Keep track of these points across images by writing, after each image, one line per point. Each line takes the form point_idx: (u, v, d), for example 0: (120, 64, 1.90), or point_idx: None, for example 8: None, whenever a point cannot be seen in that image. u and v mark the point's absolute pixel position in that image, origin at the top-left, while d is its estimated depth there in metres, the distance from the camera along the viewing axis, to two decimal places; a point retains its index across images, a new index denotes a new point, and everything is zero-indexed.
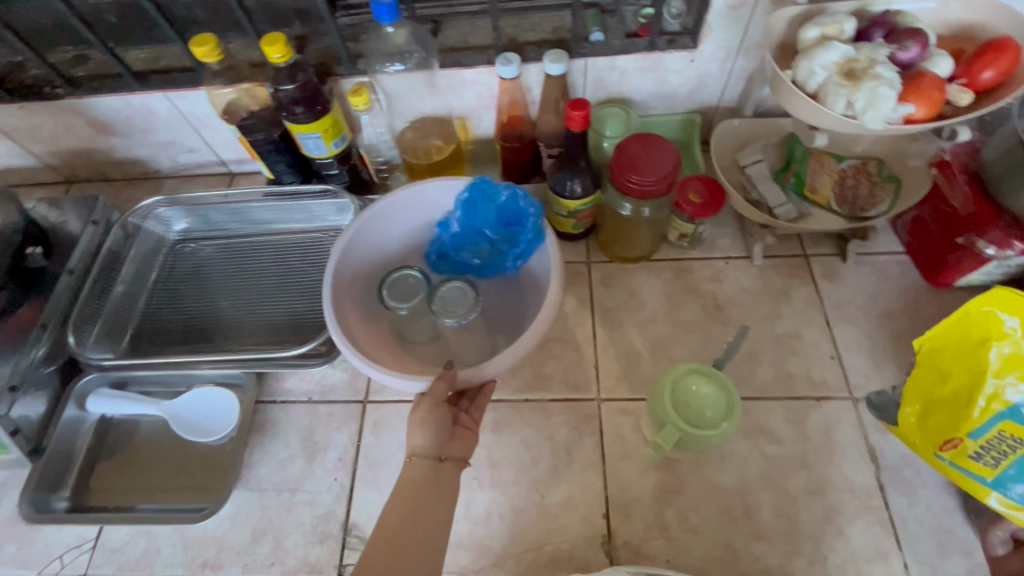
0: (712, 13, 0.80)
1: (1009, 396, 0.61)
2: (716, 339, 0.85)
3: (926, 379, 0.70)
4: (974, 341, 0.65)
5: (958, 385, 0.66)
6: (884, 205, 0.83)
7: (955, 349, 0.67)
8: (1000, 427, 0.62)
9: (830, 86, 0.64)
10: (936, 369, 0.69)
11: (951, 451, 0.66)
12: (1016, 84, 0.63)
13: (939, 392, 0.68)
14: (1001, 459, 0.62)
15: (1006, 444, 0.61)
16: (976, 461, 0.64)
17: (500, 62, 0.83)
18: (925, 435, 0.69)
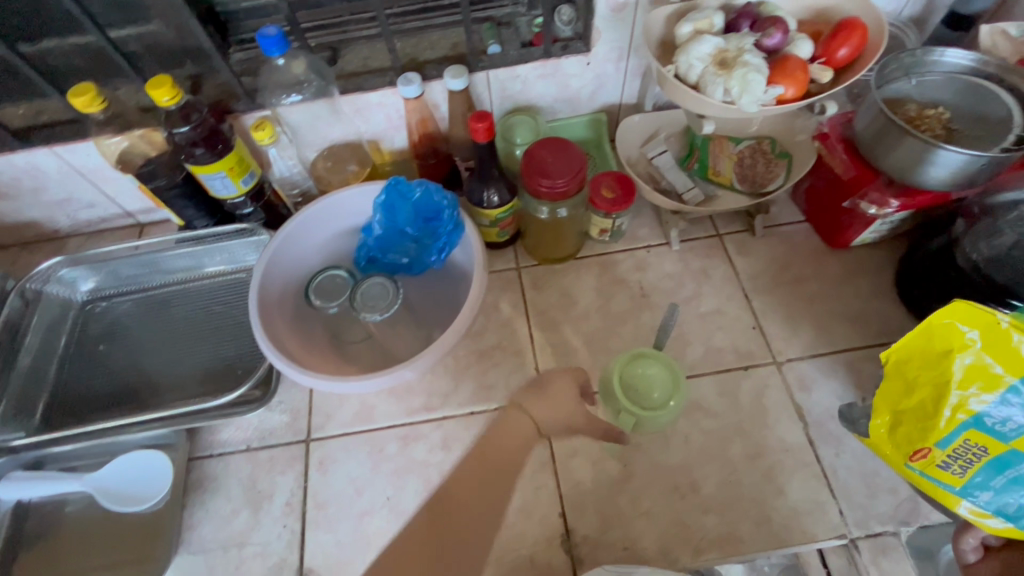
0: (598, 17, 0.84)
1: (973, 407, 0.55)
2: (646, 325, 0.88)
3: (894, 390, 0.64)
4: (937, 353, 0.58)
5: (923, 397, 0.60)
6: (780, 179, 0.89)
7: (920, 361, 0.61)
8: (966, 436, 0.56)
9: (708, 77, 0.68)
10: (903, 381, 0.63)
11: (919, 461, 0.61)
12: (868, 59, 0.69)
13: (905, 403, 0.62)
14: (968, 467, 0.57)
15: (972, 453, 0.56)
16: (945, 470, 0.59)
17: (401, 82, 0.84)
18: (895, 445, 0.64)
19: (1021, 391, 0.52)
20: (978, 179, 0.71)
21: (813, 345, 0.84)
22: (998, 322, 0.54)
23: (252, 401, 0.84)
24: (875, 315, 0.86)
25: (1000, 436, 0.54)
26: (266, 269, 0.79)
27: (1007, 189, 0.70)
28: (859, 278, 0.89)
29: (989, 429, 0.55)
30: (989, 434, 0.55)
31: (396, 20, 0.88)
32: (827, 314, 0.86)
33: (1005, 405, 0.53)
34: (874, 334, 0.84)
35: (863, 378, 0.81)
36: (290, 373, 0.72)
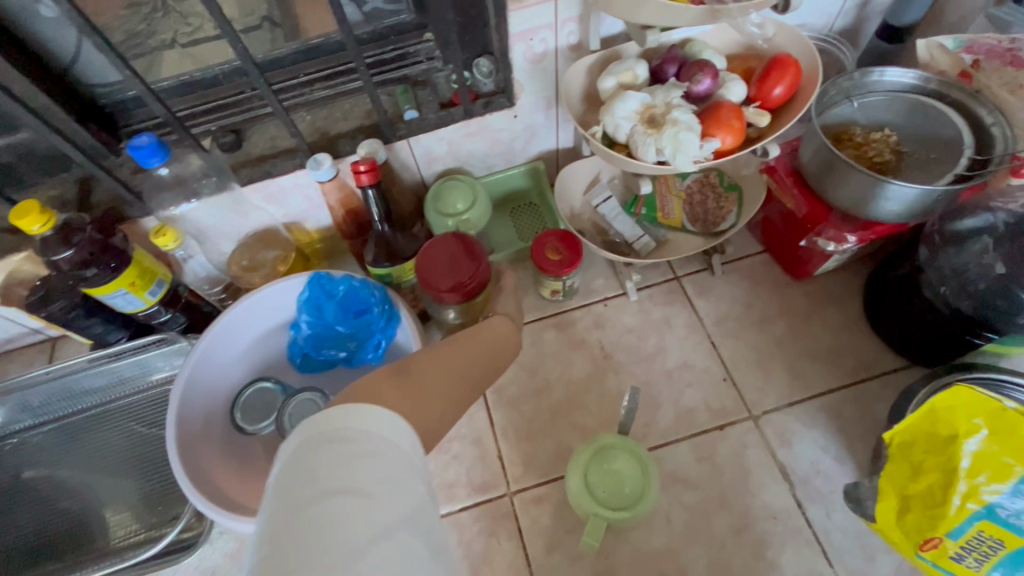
0: (516, 71, 0.78)
1: (986, 496, 0.54)
2: (612, 391, 0.82)
3: (898, 474, 0.61)
4: (942, 438, 0.58)
5: (931, 481, 0.58)
6: (732, 216, 0.84)
7: (926, 445, 0.59)
8: (980, 528, 0.54)
9: (637, 137, 0.62)
10: (908, 464, 0.60)
11: (932, 552, 0.57)
12: (806, 95, 0.64)
13: (913, 487, 0.59)
14: (984, 560, 0.55)
15: (986, 545, 0.54)
16: (959, 561, 0.56)
17: (311, 166, 0.76)
18: (903, 532, 0.60)
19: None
20: (936, 208, 0.67)
21: (789, 392, 0.79)
22: (1002, 407, 0.56)
23: (187, 544, 0.76)
24: (848, 349, 0.81)
25: (1015, 529, 0.53)
26: (184, 392, 0.71)
27: (963, 216, 0.67)
28: (827, 309, 0.84)
29: (1003, 521, 0.53)
30: (1005, 527, 0.53)
31: (302, 91, 0.79)
32: (799, 354, 0.81)
33: (1017, 495, 0.53)
34: (850, 371, 0.79)
35: (844, 423, 0.76)
36: (217, 517, 0.64)
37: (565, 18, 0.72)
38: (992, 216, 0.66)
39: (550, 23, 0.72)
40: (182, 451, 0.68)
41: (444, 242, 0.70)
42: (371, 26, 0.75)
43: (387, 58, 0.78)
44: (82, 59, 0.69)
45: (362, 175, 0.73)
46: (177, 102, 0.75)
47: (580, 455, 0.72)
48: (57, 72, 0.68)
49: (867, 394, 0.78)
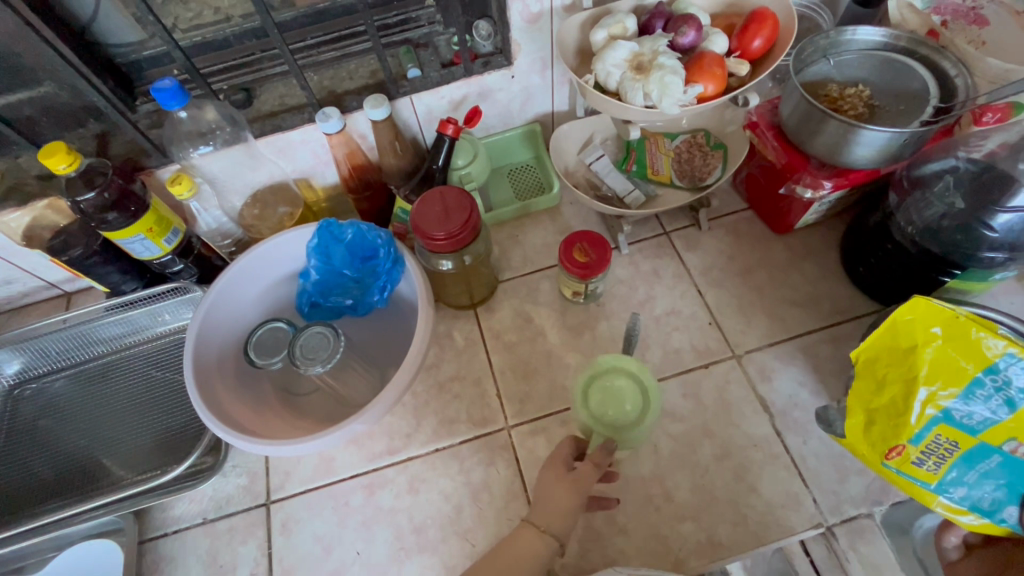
0: (514, 31, 0.82)
1: (942, 401, 0.58)
2: (604, 335, 0.86)
3: (865, 389, 0.66)
4: (903, 349, 0.62)
5: (894, 394, 0.62)
6: (718, 170, 0.89)
7: (889, 358, 0.64)
8: (937, 431, 0.59)
9: (626, 83, 0.67)
10: (874, 379, 0.65)
11: (896, 459, 0.62)
12: (781, 48, 0.69)
13: (877, 401, 0.64)
14: (942, 463, 0.59)
15: (944, 447, 0.59)
16: (921, 466, 0.61)
17: (319, 118, 0.80)
18: (870, 444, 0.64)
19: (982, 383, 0.57)
20: (904, 154, 0.71)
21: (770, 333, 0.84)
22: (960, 319, 0.59)
23: (201, 474, 0.80)
24: (826, 295, 0.86)
25: (969, 429, 0.58)
26: (201, 330, 0.76)
27: (930, 161, 0.73)
28: (807, 259, 0.89)
29: (958, 423, 0.58)
30: (960, 429, 0.58)
31: (309, 53, 0.83)
32: (780, 300, 0.86)
33: (969, 398, 0.57)
34: (827, 315, 0.84)
35: (820, 360, 0.81)
36: (233, 440, 0.69)
37: None
38: (954, 160, 0.72)
39: None
40: (198, 381, 0.72)
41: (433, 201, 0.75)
42: None
43: (389, 23, 0.84)
44: (100, 19, 0.74)
45: (450, 126, 0.83)
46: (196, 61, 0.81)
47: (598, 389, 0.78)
48: (75, 30, 0.73)
49: (841, 335, 0.83)
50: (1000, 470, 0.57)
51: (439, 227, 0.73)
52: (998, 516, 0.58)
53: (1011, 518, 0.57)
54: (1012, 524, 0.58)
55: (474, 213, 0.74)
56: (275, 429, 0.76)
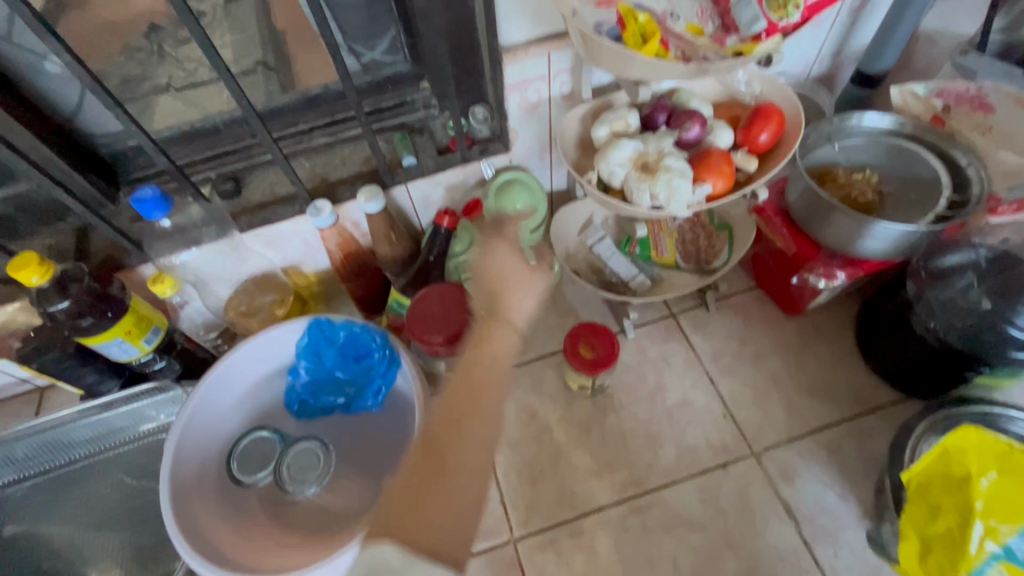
0: (511, 118, 0.81)
1: (1003, 536, 0.54)
2: (613, 430, 0.81)
3: (917, 515, 0.60)
4: (957, 478, 0.58)
5: (951, 522, 0.57)
6: (725, 252, 0.86)
7: (943, 485, 0.59)
8: (1000, 569, 0.54)
9: (631, 183, 0.64)
10: (925, 505, 0.60)
11: None
12: (790, 142, 0.67)
13: (932, 528, 0.58)
14: None
15: None
16: None
17: (311, 213, 0.78)
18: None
19: None
20: (919, 246, 0.69)
21: (790, 427, 0.79)
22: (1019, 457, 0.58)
23: None
24: (845, 383, 0.82)
25: None
26: (179, 446, 0.70)
27: (948, 253, 0.69)
28: (821, 343, 0.86)
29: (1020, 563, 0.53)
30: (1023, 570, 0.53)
31: (301, 138, 0.81)
32: (797, 389, 0.82)
33: None
34: (848, 406, 0.80)
35: (845, 457, 0.76)
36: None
37: (558, 70, 0.76)
38: (975, 252, 0.68)
39: (544, 75, 0.76)
40: (176, 507, 0.66)
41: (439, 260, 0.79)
42: (370, 76, 0.79)
43: (385, 108, 0.82)
44: (83, 112, 0.70)
45: (446, 217, 0.83)
46: (180, 150, 0.77)
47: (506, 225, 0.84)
48: (56, 125, 0.68)
49: (865, 428, 0.78)
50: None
51: (439, 330, 0.69)
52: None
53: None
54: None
55: (475, 310, 0.71)
56: (259, 551, 0.69)
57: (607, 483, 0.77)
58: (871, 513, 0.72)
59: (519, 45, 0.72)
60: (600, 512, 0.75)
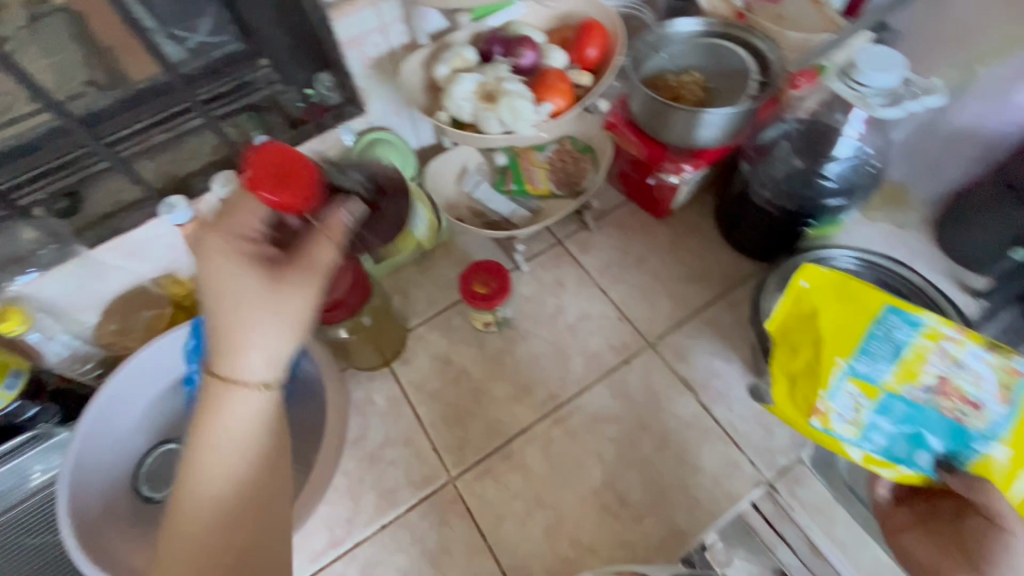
0: (357, 78, 0.80)
1: (846, 354, 0.52)
2: (525, 357, 0.86)
3: (784, 357, 0.59)
4: (807, 314, 0.57)
5: (808, 356, 0.55)
6: (592, 173, 0.93)
7: (797, 323, 0.58)
8: (850, 385, 0.51)
9: (479, 114, 0.66)
10: (789, 345, 0.58)
11: (819, 418, 0.53)
12: (614, 55, 0.72)
13: (796, 365, 0.57)
14: (857, 418, 0.51)
15: (857, 402, 0.51)
16: (840, 422, 0.52)
17: (165, 211, 0.74)
18: (796, 408, 0.56)
19: (877, 335, 0.52)
20: (744, 127, 0.78)
21: (676, 314, 0.87)
22: (864, 286, 0.55)
23: None
24: (714, 266, 0.92)
25: (872, 378, 0.51)
26: (74, 490, 0.65)
27: (766, 128, 0.79)
28: (690, 236, 0.95)
29: (864, 376, 0.51)
30: (868, 381, 0.51)
31: (139, 138, 0.74)
32: (677, 281, 0.91)
33: (869, 352, 0.51)
34: (720, 284, 0.90)
35: (724, 328, 0.86)
36: None
37: (391, 20, 0.75)
38: (786, 123, 0.78)
39: (377, 27, 0.75)
40: (85, 544, 0.63)
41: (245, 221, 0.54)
42: (200, 61, 0.73)
43: (224, 90, 0.76)
44: None
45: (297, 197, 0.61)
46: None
47: None
48: None
49: (737, 300, 0.88)
50: (923, 415, 0.50)
51: (324, 296, 0.69)
52: (917, 462, 0.50)
53: (964, 460, 0.48)
54: (942, 466, 0.50)
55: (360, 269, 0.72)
56: None
57: (527, 405, 0.81)
58: (752, 368, 0.82)
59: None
60: (526, 432, 0.79)
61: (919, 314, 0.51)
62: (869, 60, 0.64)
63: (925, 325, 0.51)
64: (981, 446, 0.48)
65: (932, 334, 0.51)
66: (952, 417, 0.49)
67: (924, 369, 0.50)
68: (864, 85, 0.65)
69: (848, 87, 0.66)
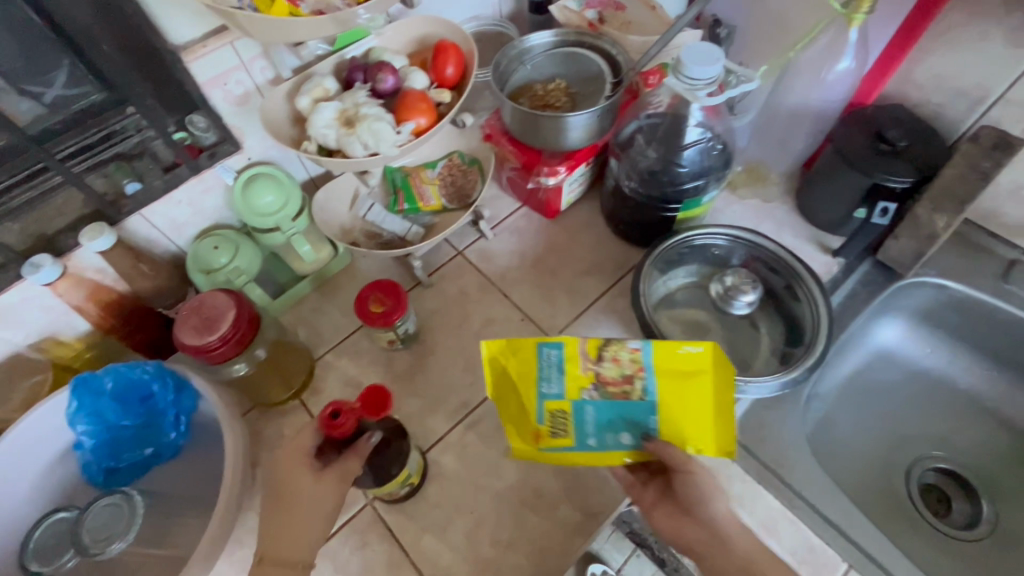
0: (227, 116, 0.80)
1: (545, 375, 0.63)
2: (434, 369, 0.87)
3: (513, 410, 0.64)
4: (508, 375, 0.64)
5: (517, 403, 0.64)
6: (479, 184, 0.96)
7: (501, 382, 0.65)
8: (551, 404, 0.63)
9: (342, 140, 0.68)
10: (508, 396, 0.65)
11: (543, 441, 0.62)
12: (470, 72, 0.77)
13: (512, 412, 0.64)
14: (572, 424, 0.63)
15: (560, 416, 0.62)
16: (559, 437, 0.62)
17: (29, 272, 0.71)
18: (527, 441, 0.63)
19: (549, 367, 0.63)
20: (606, 125, 0.84)
21: (574, 307, 0.92)
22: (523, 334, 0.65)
23: None
24: (606, 257, 0.97)
25: (558, 397, 0.63)
26: None
27: (625, 126, 0.86)
28: (582, 232, 0.99)
29: (556, 395, 0.63)
30: (558, 400, 0.63)
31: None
32: (573, 276, 0.95)
33: (547, 380, 0.63)
34: (612, 273, 0.95)
35: (619, 314, 0.91)
36: None
37: (250, 57, 0.76)
38: (639, 121, 0.85)
39: (238, 65, 0.76)
40: None
41: (305, 453, 0.62)
42: (59, 115, 0.70)
43: (93, 142, 0.74)
44: None
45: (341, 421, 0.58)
46: None
47: (262, 218, 0.84)
48: None
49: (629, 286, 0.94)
50: (598, 412, 0.63)
51: (207, 336, 0.68)
52: (627, 441, 0.63)
53: (652, 426, 0.62)
54: (649, 434, 0.62)
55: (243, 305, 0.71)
56: None
57: (440, 416, 0.83)
58: None
59: (196, 41, 0.72)
60: (441, 442, 0.81)
61: (559, 342, 0.63)
62: (691, 56, 0.71)
63: (564, 353, 0.63)
64: (653, 411, 0.62)
65: (568, 364, 0.63)
66: (619, 402, 0.62)
67: (583, 379, 0.63)
68: (693, 79, 0.72)
69: (678, 80, 0.73)
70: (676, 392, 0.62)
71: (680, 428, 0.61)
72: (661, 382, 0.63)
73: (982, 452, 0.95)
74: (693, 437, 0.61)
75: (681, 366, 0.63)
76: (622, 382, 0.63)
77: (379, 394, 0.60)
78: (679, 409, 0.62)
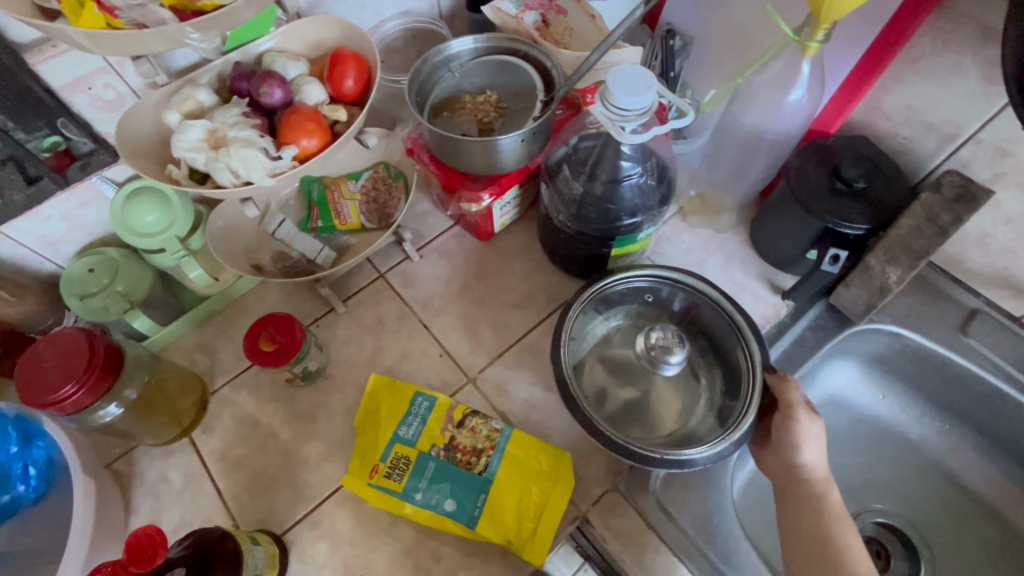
0: (100, 123, 0.70)
1: (407, 422, 0.76)
2: (338, 408, 0.80)
3: (367, 440, 0.76)
4: (377, 412, 0.77)
5: (372, 435, 0.76)
6: (401, 203, 0.86)
7: (372, 413, 0.78)
8: (397, 449, 0.74)
9: (210, 166, 0.60)
10: (369, 430, 0.77)
11: (376, 476, 0.73)
12: (373, 85, 0.68)
13: (365, 443, 0.76)
14: (404, 473, 0.73)
15: (400, 461, 0.74)
16: (391, 479, 0.73)
17: None
18: (360, 474, 0.74)
19: (415, 414, 0.76)
20: (535, 150, 0.75)
21: (498, 344, 0.84)
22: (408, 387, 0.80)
23: None
24: (539, 288, 0.89)
25: (410, 442, 0.75)
26: None
27: (556, 150, 0.78)
28: (516, 257, 0.91)
29: (407, 441, 0.75)
30: (407, 445, 0.74)
31: None
32: (502, 307, 0.87)
33: (408, 423, 0.76)
34: (543, 307, 0.87)
35: (546, 354, 0.83)
36: None
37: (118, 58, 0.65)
38: (567, 147, 0.77)
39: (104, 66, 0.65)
40: None
41: None
42: None
43: None
44: None
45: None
46: None
47: (141, 239, 0.75)
48: None
49: None
50: (437, 471, 0.73)
51: (52, 390, 0.60)
52: (447, 507, 0.71)
53: (477, 506, 0.71)
54: (472, 516, 0.70)
55: (91, 348, 0.62)
56: None
57: (338, 464, 0.76)
58: None
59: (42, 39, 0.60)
60: (337, 494, 0.74)
61: (434, 398, 0.77)
62: (618, 84, 0.62)
63: (432, 407, 0.77)
64: (482, 488, 0.72)
65: (432, 418, 0.76)
66: (458, 468, 0.73)
67: (438, 438, 0.75)
68: (620, 109, 0.62)
69: (604, 109, 0.63)
70: (509, 472, 0.72)
71: (501, 518, 0.70)
72: (505, 464, 0.73)
73: (924, 508, 0.88)
74: (504, 524, 0.70)
75: (535, 463, 0.73)
76: (470, 454, 0.74)
77: (140, 540, 0.52)
78: (503, 489, 0.71)
